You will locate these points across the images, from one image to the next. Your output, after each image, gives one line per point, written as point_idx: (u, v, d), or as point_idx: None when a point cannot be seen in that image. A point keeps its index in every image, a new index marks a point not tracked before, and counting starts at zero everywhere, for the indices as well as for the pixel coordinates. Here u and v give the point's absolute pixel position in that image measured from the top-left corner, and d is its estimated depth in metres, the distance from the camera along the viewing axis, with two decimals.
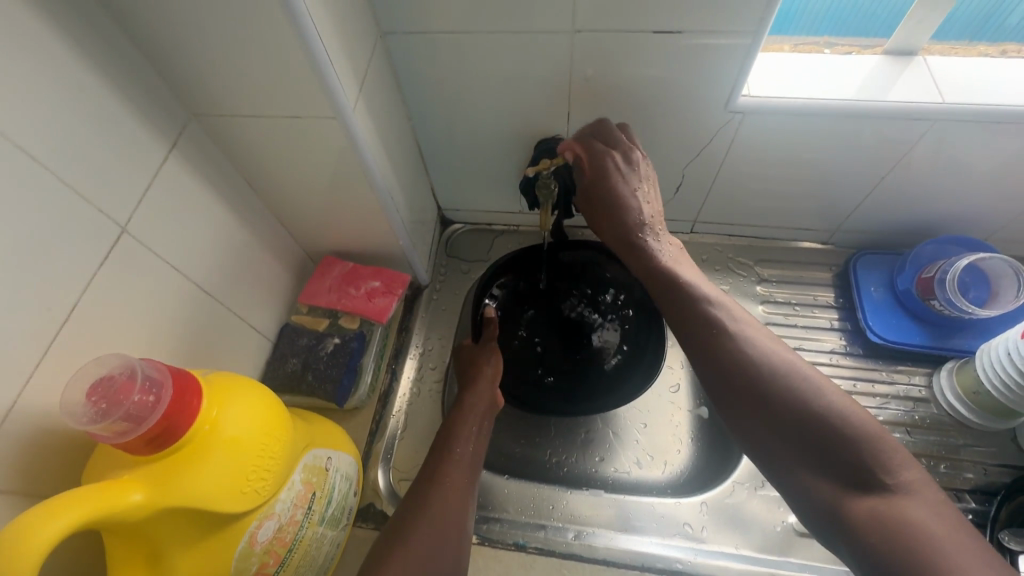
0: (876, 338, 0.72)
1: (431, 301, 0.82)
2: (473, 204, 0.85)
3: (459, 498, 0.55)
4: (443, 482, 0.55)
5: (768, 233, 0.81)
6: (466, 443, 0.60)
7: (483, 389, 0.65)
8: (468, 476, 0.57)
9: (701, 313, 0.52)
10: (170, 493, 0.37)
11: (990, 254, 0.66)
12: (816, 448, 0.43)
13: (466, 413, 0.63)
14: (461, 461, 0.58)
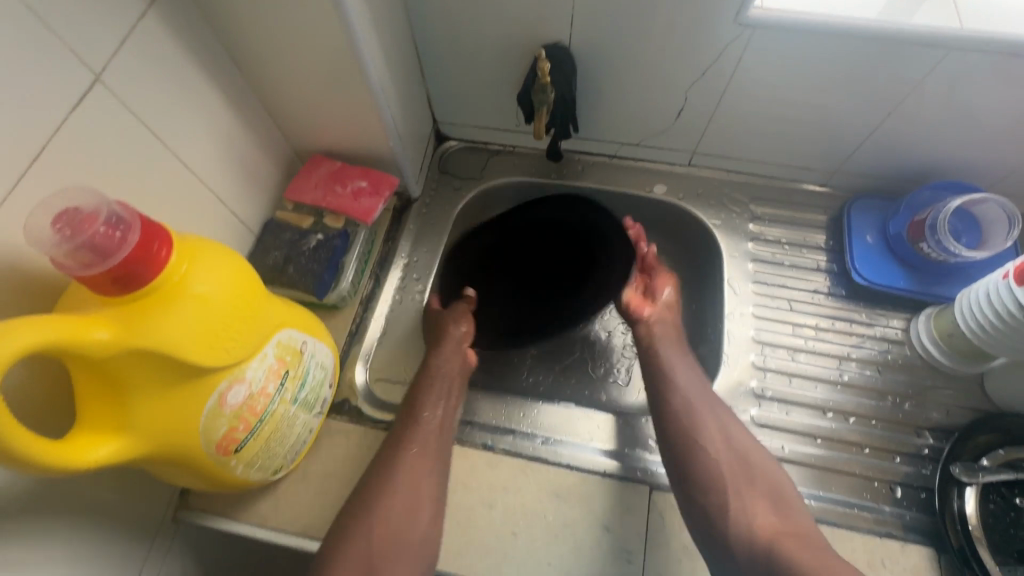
0: (857, 279, 0.72)
1: (420, 215, 0.81)
2: (470, 118, 0.82)
3: (426, 469, 0.57)
4: (411, 447, 0.58)
5: (766, 171, 0.80)
6: (431, 416, 0.61)
7: (449, 355, 0.66)
8: (439, 442, 0.60)
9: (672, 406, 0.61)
10: (135, 335, 0.37)
11: (984, 196, 0.64)
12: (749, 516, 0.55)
13: (432, 382, 0.64)
14: (430, 427, 0.60)
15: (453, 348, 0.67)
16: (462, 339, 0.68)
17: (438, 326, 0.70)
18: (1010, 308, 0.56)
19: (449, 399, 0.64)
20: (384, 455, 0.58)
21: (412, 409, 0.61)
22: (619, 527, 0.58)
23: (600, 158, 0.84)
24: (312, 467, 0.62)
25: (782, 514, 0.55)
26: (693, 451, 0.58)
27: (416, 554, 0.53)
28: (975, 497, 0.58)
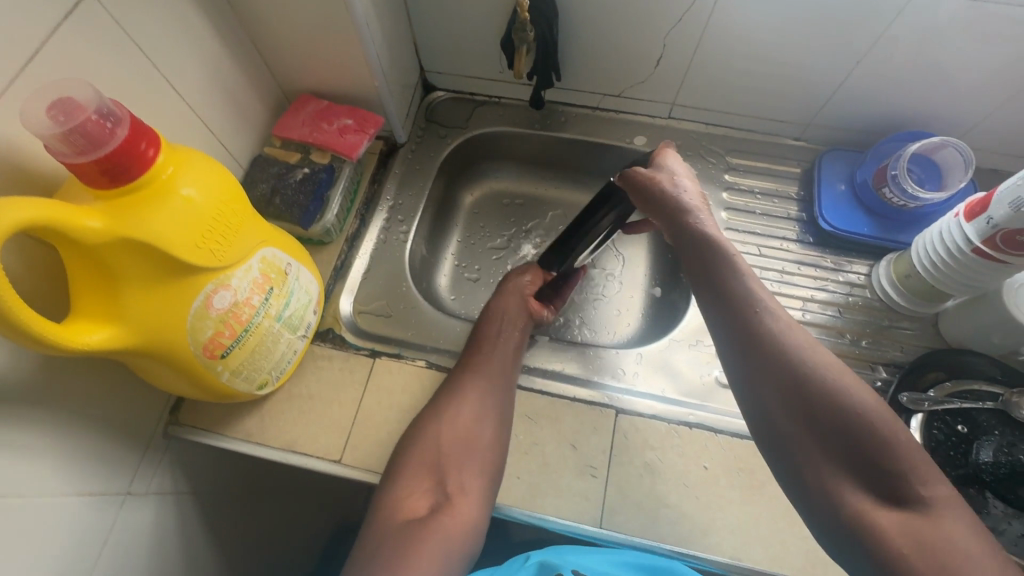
0: (824, 225, 0.74)
1: (405, 160, 0.83)
2: (456, 67, 0.84)
3: (490, 389, 0.61)
4: (474, 373, 0.61)
5: (742, 123, 0.82)
6: (507, 348, 0.65)
7: (514, 296, 0.70)
8: (499, 370, 0.63)
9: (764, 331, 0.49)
10: (124, 226, 0.40)
11: (942, 139, 0.66)
12: (858, 462, 0.43)
13: (497, 319, 0.67)
14: (494, 359, 0.63)
15: (519, 290, 0.71)
16: (521, 286, 0.71)
17: (509, 277, 0.73)
18: (957, 246, 0.59)
19: (518, 333, 0.67)
20: (457, 379, 0.62)
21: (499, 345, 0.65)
22: (586, 445, 0.61)
23: (582, 110, 0.86)
24: (297, 389, 0.65)
25: (817, 379, 0.46)
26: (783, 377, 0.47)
27: (480, 467, 0.56)
28: (919, 424, 0.63)
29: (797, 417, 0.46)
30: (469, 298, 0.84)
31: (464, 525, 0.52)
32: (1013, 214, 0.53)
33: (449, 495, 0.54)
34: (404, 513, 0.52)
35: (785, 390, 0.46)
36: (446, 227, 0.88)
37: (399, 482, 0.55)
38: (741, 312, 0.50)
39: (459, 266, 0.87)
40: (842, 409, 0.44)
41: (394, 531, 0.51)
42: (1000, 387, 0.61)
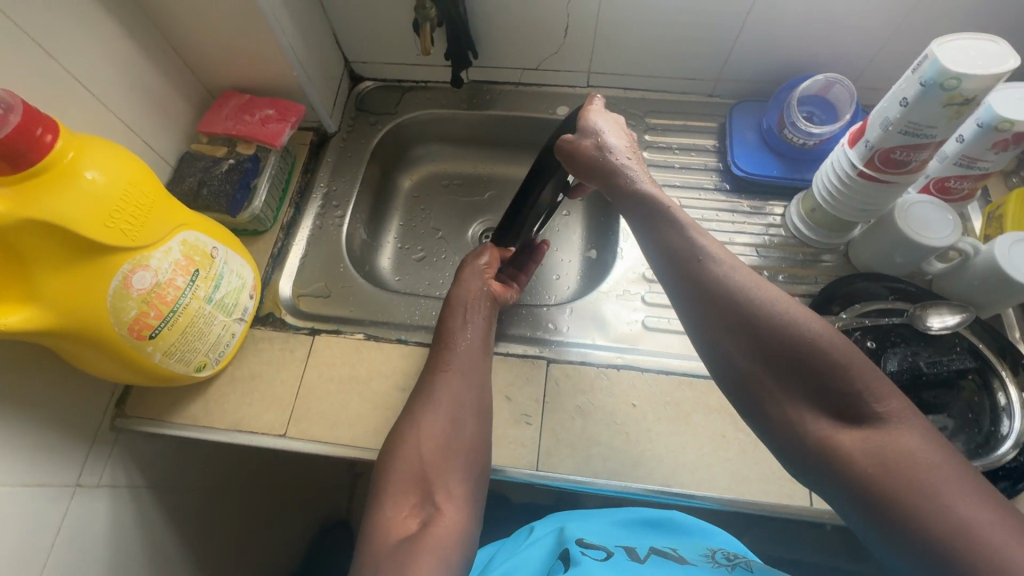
0: (736, 172, 0.78)
1: (337, 148, 0.85)
2: (379, 54, 0.86)
3: (465, 383, 0.60)
4: (447, 371, 0.61)
5: (657, 85, 0.86)
6: (472, 341, 0.63)
7: (472, 280, 0.69)
8: (471, 362, 0.62)
9: (722, 288, 0.48)
10: (27, 207, 0.42)
11: (829, 77, 0.71)
12: (838, 400, 0.43)
13: (459, 306, 0.67)
14: (463, 351, 0.62)
15: (478, 275, 0.70)
16: (480, 269, 0.71)
17: (466, 263, 0.73)
18: (845, 172, 0.63)
19: (480, 319, 0.66)
20: (424, 381, 0.61)
21: (462, 334, 0.64)
22: (519, 396, 0.64)
23: (505, 87, 0.90)
24: (239, 371, 0.67)
25: (782, 327, 0.45)
26: (750, 334, 0.46)
27: (464, 467, 0.56)
28: None
29: (767, 364, 0.46)
30: (412, 276, 0.87)
31: (456, 527, 0.51)
32: (885, 133, 0.56)
33: (439, 502, 0.53)
34: (396, 529, 0.50)
35: (750, 340, 0.46)
36: (386, 211, 0.91)
37: (387, 500, 0.53)
38: (696, 272, 0.50)
39: (401, 247, 0.90)
40: (806, 343, 0.44)
41: (389, 547, 0.48)
42: (898, 304, 0.66)
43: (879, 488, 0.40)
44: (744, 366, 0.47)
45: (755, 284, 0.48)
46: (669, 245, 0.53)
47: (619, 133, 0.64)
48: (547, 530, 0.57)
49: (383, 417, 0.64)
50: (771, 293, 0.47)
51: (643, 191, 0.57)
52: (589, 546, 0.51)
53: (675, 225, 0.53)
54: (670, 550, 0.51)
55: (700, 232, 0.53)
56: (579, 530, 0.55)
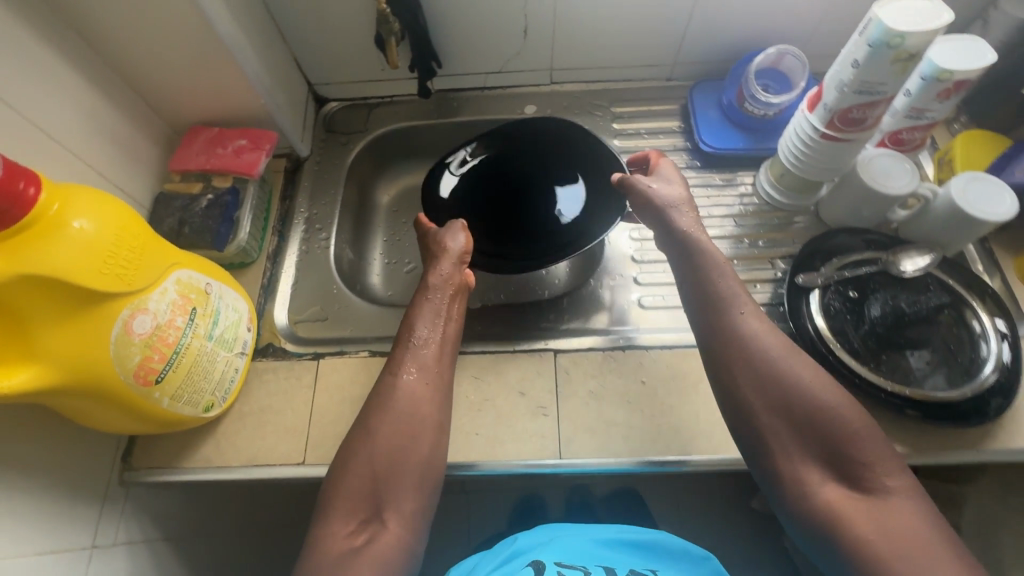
0: (705, 148, 0.81)
1: (312, 172, 0.85)
2: (342, 74, 0.87)
3: (426, 394, 0.58)
4: (408, 372, 0.59)
5: (617, 75, 0.89)
6: (437, 339, 0.61)
7: (444, 265, 0.66)
8: (433, 364, 0.60)
9: (759, 357, 0.53)
10: (19, 264, 0.41)
11: (778, 49, 0.75)
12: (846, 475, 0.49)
13: (430, 300, 0.64)
14: (423, 352, 0.60)
15: (455, 262, 0.67)
16: (459, 255, 0.67)
17: (440, 242, 0.68)
18: (809, 135, 0.66)
19: (449, 317, 0.64)
20: (386, 378, 0.59)
21: (431, 331, 0.62)
22: (533, 389, 0.65)
23: (471, 92, 0.91)
24: (247, 406, 0.65)
25: (808, 403, 0.51)
26: (776, 403, 0.52)
27: (416, 487, 0.55)
28: (819, 297, 0.67)
29: (779, 416, 0.51)
30: (404, 289, 0.87)
31: (399, 548, 0.51)
32: (840, 95, 0.60)
33: (386, 519, 0.53)
34: (343, 545, 0.50)
35: (767, 385, 0.52)
36: (368, 228, 0.91)
37: (335, 511, 0.52)
38: (730, 319, 0.56)
39: (389, 262, 0.90)
40: (817, 403, 0.50)
41: (334, 565, 0.49)
42: (876, 252, 0.70)
43: (867, 555, 0.45)
44: (756, 409, 0.52)
45: (788, 346, 0.54)
46: (704, 289, 0.59)
47: (673, 178, 0.67)
48: (535, 538, 0.61)
49: None
50: (799, 358, 0.53)
51: (693, 239, 0.61)
52: (566, 566, 0.56)
53: (722, 275, 0.58)
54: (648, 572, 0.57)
55: (744, 292, 0.58)
56: (566, 545, 0.59)
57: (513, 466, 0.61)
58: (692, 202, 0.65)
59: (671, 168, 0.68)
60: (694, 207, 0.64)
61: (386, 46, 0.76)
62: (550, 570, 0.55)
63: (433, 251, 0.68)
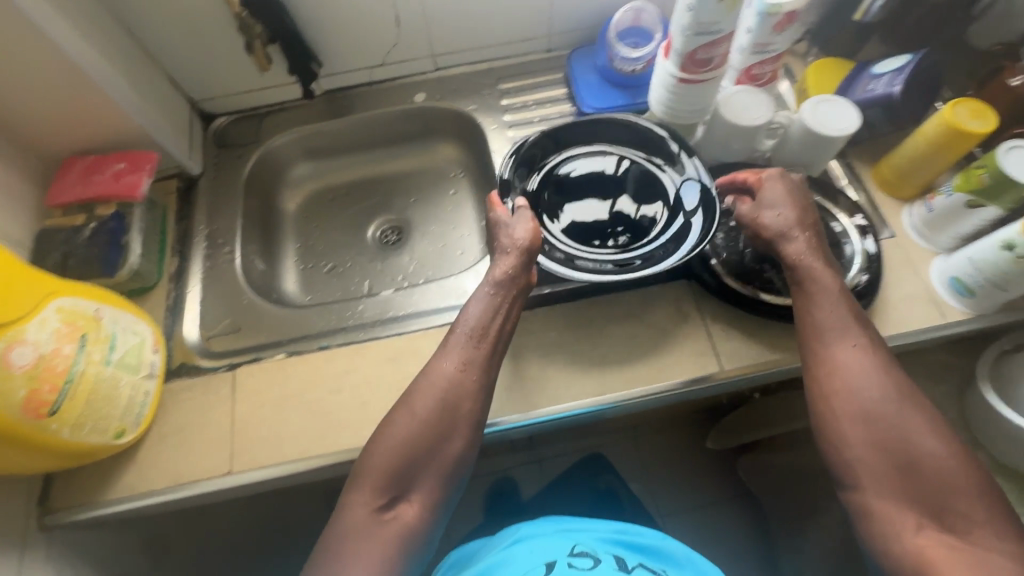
0: (589, 110, 0.85)
1: (207, 188, 0.84)
2: (222, 87, 0.86)
3: (473, 390, 0.60)
4: (456, 360, 0.61)
5: (498, 53, 0.91)
6: (493, 336, 0.62)
7: (506, 258, 0.65)
8: (481, 361, 0.61)
9: (880, 387, 0.57)
10: None
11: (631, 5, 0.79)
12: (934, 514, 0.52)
13: (496, 298, 0.63)
14: (471, 347, 0.61)
15: (522, 256, 0.65)
16: (528, 250, 0.65)
17: (507, 230, 0.67)
18: (668, 79, 0.71)
19: (506, 315, 0.64)
20: (433, 362, 0.61)
21: (486, 331, 0.62)
22: None
23: (360, 88, 0.92)
24: (166, 428, 0.65)
25: (917, 448, 0.54)
26: (883, 441, 0.55)
27: (435, 478, 0.58)
28: None
29: (883, 457, 0.54)
30: (323, 291, 0.87)
31: (417, 526, 0.56)
32: (685, 39, 0.64)
33: (409, 501, 0.57)
34: (363, 517, 0.55)
35: (874, 422, 0.56)
36: (278, 237, 0.91)
37: (363, 483, 0.56)
38: (834, 354, 0.59)
39: (304, 267, 0.90)
40: (920, 448, 0.54)
41: (357, 537, 0.54)
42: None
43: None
44: (855, 444, 0.56)
45: (899, 389, 0.56)
46: (811, 318, 0.61)
47: (785, 204, 0.65)
48: (540, 527, 0.67)
49: (327, 422, 0.65)
50: (914, 403, 0.56)
51: (804, 269, 0.62)
52: (578, 556, 0.63)
53: (836, 311, 0.60)
54: (660, 570, 0.63)
55: (858, 329, 0.59)
56: (577, 535, 0.66)
57: (507, 421, 0.66)
58: (810, 226, 0.64)
59: (784, 178, 0.66)
60: (815, 234, 0.64)
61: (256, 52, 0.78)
62: (561, 565, 0.61)
63: (502, 243, 0.66)
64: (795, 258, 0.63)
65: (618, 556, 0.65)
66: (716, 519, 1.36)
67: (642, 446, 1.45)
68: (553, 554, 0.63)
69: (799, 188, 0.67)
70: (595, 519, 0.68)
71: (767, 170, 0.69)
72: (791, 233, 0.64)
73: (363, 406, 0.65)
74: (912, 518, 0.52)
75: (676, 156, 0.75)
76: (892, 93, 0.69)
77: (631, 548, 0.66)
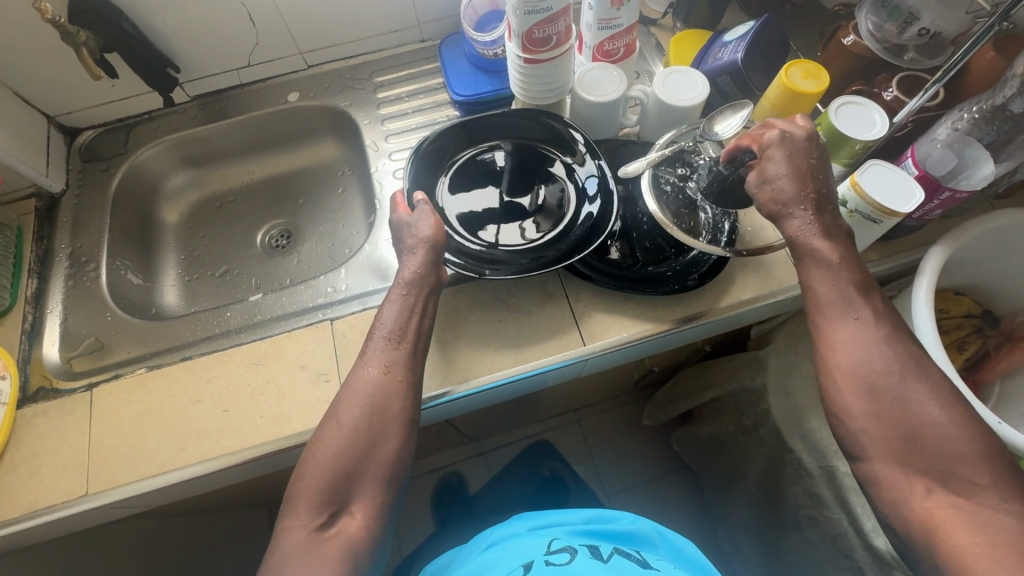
0: (461, 98, 0.84)
1: (69, 206, 0.81)
2: (80, 99, 0.83)
3: (395, 388, 0.57)
4: (375, 365, 0.57)
5: (369, 47, 0.90)
6: (412, 335, 0.59)
7: (416, 257, 0.62)
8: (403, 364, 0.58)
9: (841, 364, 0.54)
10: None
11: None
12: (918, 481, 0.49)
13: (409, 297, 0.60)
14: (390, 349, 0.58)
15: (430, 252, 0.62)
16: (435, 244, 0.62)
17: (408, 226, 0.63)
18: (516, 62, 0.71)
19: (424, 313, 0.61)
20: (355, 372, 0.58)
21: (404, 331, 0.59)
22: (314, 360, 0.66)
23: (230, 91, 0.90)
24: (19, 456, 0.63)
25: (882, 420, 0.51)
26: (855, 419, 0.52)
27: (377, 486, 0.54)
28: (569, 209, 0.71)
29: (879, 429, 0.51)
30: (203, 300, 0.85)
31: (364, 536, 0.52)
32: (521, 19, 0.64)
33: (352, 513, 0.53)
34: (299, 539, 0.50)
35: (881, 397, 0.52)
36: (157, 250, 0.88)
37: (298, 504, 0.52)
38: (841, 328, 0.55)
39: (187, 278, 0.87)
40: (881, 416, 0.51)
41: (299, 560, 0.49)
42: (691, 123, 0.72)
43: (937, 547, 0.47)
44: (849, 415, 0.53)
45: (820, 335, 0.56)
46: (815, 297, 0.57)
47: (805, 174, 0.58)
48: (513, 528, 0.67)
49: (185, 435, 0.63)
50: (842, 348, 0.54)
51: (804, 248, 0.57)
52: (554, 553, 0.61)
53: (837, 286, 0.55)
54: (634, 553, 0.63)
55: (862, 302, 0.55)
56: (550, 530, 0.66)
57: (435, 397, 0.64)
58: (823, 198, 0.58)
59: (787, 143, 0.59)
60: (820, 209, 0.57)
61: (85, 61, 0.73)
62: (538, 564, 0.59)
63: (407, 243, 0.63)
64: (796, 235, 0.58)
65: (591, 545, 0.64)
66: (662, 495, 1.31)
67: (585, 431, 1.39)
68: (531, 552, 0.62)
69: (804, 152, 0.59)
70: (566, 510, 0.68)
71: (767, 131, 0.61)
72: (791, 208, 0.58)
73: (225, 414, 0.64)
74: (917, 484, 0.49)
75: (573, 146, 0.73)
76: (736, 60, 0.71)
77: (603, 535, 0.66)
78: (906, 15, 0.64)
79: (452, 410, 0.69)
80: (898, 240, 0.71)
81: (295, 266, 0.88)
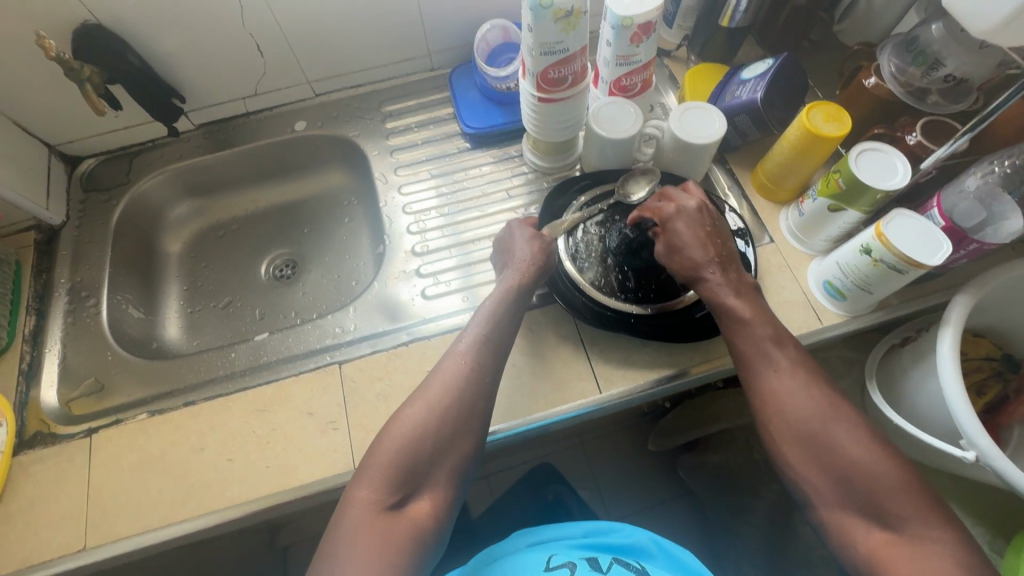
0: (471, 130, 0.82)
1: (70, 238, 0.79)
2: (82, 129, 0.81)
3: (476, 378, 0.58)
4: (460, 353, 0.60)
5: (378, 75, 0.89)
6: (505, 343, 0.61)
7: (525, 264, 0.64)
8: (491, 357, 0.60)
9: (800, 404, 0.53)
10: None
11: (489, 23, 0.80)
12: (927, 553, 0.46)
13: (512, 307, 0.62)
14: (481, 341, 0.60)
15: (533, 269, 0.64)
16: (539, 262, 0.64)
17: (510, 250, 0.67)
18: (529, 100, 0.69)
19: (518, 320, 0.63)
20: (444, 359, 0.60)
21: (498, 333, 0.61)
22: (321, 407, 0.64)
23: (237, 120, 0.88)
24: (15, 508, 0.60)
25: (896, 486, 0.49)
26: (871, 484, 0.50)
27: (448, 478, 0.55)
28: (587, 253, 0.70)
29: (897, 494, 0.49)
30: (207, 334, 0.83)
31: (431, 524, 0.53)
32: (539, 59, 0.63)
33: (421, 498, 0.53)
34: (368, 512, 0.51)
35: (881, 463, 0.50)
36: (159, 281, 0.86)
37: (369, 476, 0.53)
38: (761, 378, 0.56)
39: (189, 310, 0.85)
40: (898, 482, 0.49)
41: (363, 533, 0.50)
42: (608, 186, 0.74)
43: None
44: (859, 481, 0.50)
45: (822, 395, 0.54)
46: (736, 351, 0.59)
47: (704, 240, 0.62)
48: (511, 546, 0.64)
49: (189, 485, 0.61)
50: (837, 405, 0.53)
51: (720, 307, 0.60)
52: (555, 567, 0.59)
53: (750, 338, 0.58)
54: (634, 563, 0.61)
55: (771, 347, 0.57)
56: (550, 545, 0.62)
57: (518, 425, 0.64)
58: (726, 258, 0.61)
59: (683, 215, 0.63)
60: (725, 267, 0.61)
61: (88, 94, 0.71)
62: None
63: (513, 259, 0.66)
64: (711, 296, 0.60)
65: (590, 557, 0.61)
66: (666, 525, 1.29)
67: (590, 457, 1.37)
68: (528, 571, 0.59)
69: (700, 221, 0.63)
70: (563, 524, 0.64)
71: (665, 204, 0.65)
72: (703, 272, 0.61)
73: (230, 464, 0.62)
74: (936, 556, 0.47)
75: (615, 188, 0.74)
76: (755, 99, 0.69)
77: (602, 547, 0.62)
78: (931, 59, 0.63)
79: (519, 440, 0.69)
80: (917, 284, 0.69)
81: (303, 298, 0.86)
